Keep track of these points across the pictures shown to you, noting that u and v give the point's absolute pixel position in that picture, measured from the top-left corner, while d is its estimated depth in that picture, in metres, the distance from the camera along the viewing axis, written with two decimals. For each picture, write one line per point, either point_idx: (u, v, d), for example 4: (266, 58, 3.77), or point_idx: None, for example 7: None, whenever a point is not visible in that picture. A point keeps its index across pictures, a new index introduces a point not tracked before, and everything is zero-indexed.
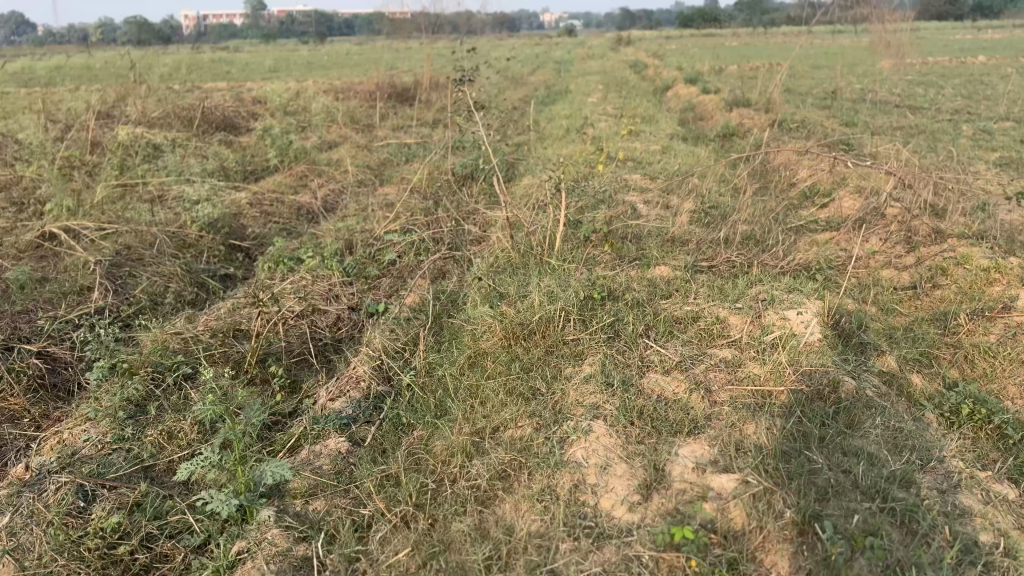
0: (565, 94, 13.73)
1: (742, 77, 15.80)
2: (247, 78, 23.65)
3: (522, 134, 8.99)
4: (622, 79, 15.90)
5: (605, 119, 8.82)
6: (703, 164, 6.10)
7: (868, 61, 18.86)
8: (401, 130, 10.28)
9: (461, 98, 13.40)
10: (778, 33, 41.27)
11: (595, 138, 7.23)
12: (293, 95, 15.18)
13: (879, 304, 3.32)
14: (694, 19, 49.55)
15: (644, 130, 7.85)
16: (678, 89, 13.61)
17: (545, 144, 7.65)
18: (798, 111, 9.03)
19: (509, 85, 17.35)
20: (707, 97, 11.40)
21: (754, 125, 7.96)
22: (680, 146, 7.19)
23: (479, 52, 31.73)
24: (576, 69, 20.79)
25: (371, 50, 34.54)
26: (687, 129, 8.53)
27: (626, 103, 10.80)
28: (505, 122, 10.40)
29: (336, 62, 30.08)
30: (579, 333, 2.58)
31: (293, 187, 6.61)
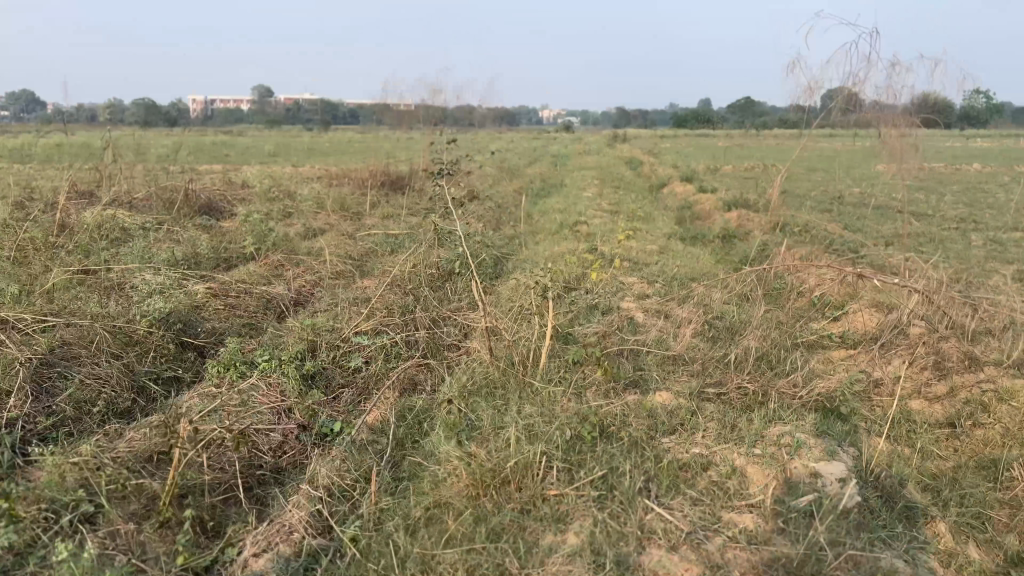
0: (561, 188, 13.57)
1: (740, 177, 15.69)
2: (245, 162, 23.74)
3: (514, 228, 8.65)
4: (619, 175, 15.84)
5: (600, 216, 8.51)
6: (703, 269, 5.72)
7: (864, 166, 18.87)
8: (389, 220, 9.96)
9: (455, 188, 13.18)
10: (771, 136, 42.15)
11: (589, 236, 6.88)
12: (287, 181, 15.02)
13: (913, 443, 2.86)
14: (690, 120, 50.59)
15: (640, 228, 7.51)
16: (675, 186, 13.42)
17: (537, 240, 7.30)
18: (799, 214, 8.77)
19: (506, 177, 17.29)
20: (705, 196, 11.15)
21: (755, 227, 7.64)
22: (678, 246, 6.84)
23: (477, 145, 32.14)
24: (573, 164, 20.87)
25: (371, 139, 34.99)
26: (685, 229, 8.21)
27: (623, 200, 10.54)
28: (498, 215, 10.13)
29: (336, 149, 30.37)
30: (562, 488, 2.07)
31: (265, 277, 6.20)
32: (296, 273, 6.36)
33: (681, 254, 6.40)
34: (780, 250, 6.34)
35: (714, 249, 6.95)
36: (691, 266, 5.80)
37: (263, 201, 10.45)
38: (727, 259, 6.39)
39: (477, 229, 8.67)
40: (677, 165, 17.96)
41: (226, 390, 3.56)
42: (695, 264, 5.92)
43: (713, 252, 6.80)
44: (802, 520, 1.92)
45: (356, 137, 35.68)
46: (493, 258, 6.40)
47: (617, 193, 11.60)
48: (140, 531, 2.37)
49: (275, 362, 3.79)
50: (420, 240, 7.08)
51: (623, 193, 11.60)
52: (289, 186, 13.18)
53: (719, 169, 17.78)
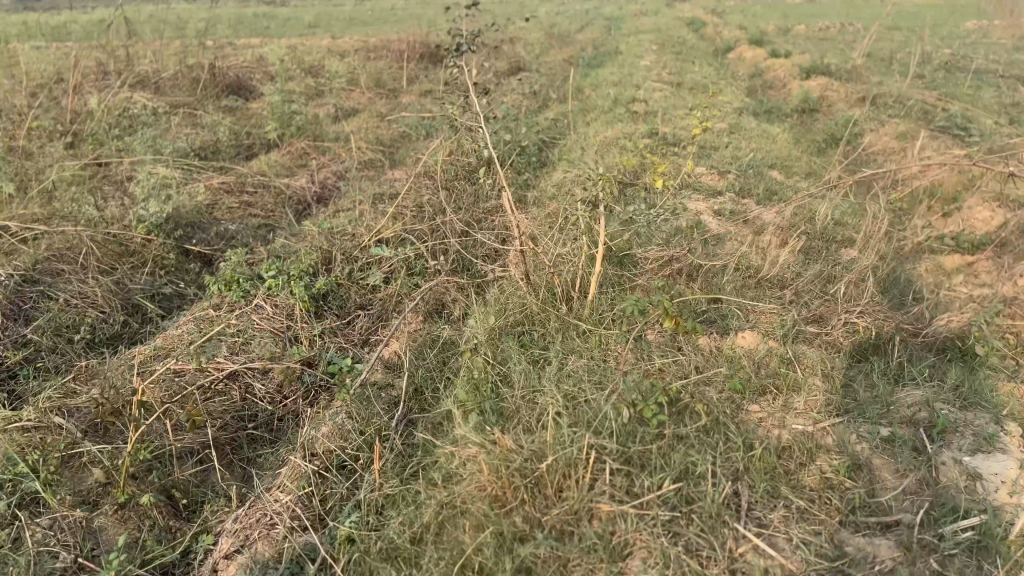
0: (616, 56, 12.49)
1: (813, 39, 14.22)
2: (286, 34, 22.73)
3: (563, 107, 7.85)
4: (680, 39, 14.51)
5: (661, 89, 7.63)
6: (781, 154, 4.97)
7: (954, 23, 17.00)
8: (428, 97, 9.19)
9: (500, 61, 12.20)
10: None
11: (648, 114, 6.10)
12: (324, 54, 14.16)
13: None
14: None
15: (704, 102, 6.66)
16: (741, 52, 12.19)
17: (588, 121, 6.54)
18: (888, 83, 7.76)
19: (557, 44, 16.07)
20: (776, 63, 10.02)
21: (836, 99, 6.72)
22: (750, 124, 6.02)
23: (527, 9, 30.30)
24: (629, 28, 19.37)
25: (416, 5, 33.29)
26: (756, 102, 7.30)
27: (684, 69, 9.53)
28: (547, 91, 9.28)
29: (380, 17, 29.03)
30: (620, 506, 1.64)
31: (288, 168, 5.65)
32: (322, 163, 5.79)
33: (753, 134, 5.61)
34: (869, 130, 5.50)
35: (790, 126, 6.11)
36: (766, 150, 5.04)
37: (293, 78, 9.73)
38: (807, 138, 5.58)
39: (523, 107, 7.90)
40: (744, 27, 16.42)
41: (224, 316, 3.07)
42: (770, 147, 5.16)
43: (790, 129, 5.97)
44: (966, 566, 1.54)
45: (399, 4, 33.92)
46: (539, 143, 5.72)
47: (677, 60, 10.53)
48: (94, 516, 1.93)
49: (283, 278, 3.27)
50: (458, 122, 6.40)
51: (683, 60, 10.54)
52: (323, 61, 12.37)
53: (789, 30, 16.20)
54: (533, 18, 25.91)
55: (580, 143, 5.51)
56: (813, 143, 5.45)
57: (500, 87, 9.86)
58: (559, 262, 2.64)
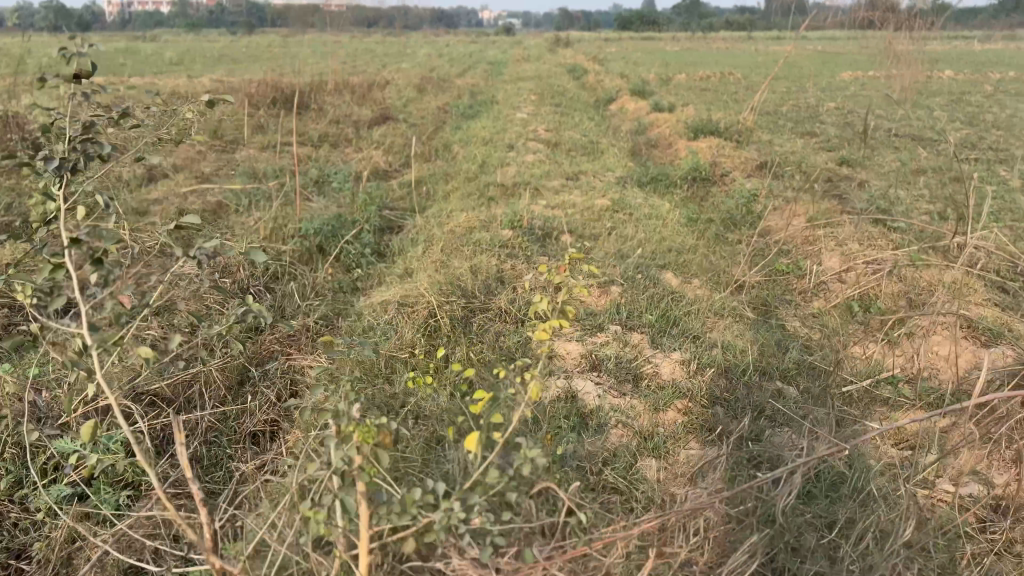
0: (493, 105, 11.68)
1: (695, 90, 13.80)
2: (141, 73, 20.97)
3: (424, 169, 6.76)
4: (561, 87, 13.89)
5: (535, 150, 6.68)
6: (675, 245, 4.04)
7: (829, 75, 17.15)
8: (270, 153, 7.93)
9: (365, 110, 11.07)
10: (719, 39, 40.17)
11: (517, 188, 5.09)
12: (169, 99, 12.71)
13: None
14: (633, 21, 47.95)
15: (582, 171, 5.73)
16: (624, 104, 11.51)
17: (447, 192, 5.47)
18: (779, 145, 7.14)
19: (434, 89, 15.19)
20: (661, 118, 9.32)
21: (731, 163, 5.93)
22: (636, 199, 5.09)
23: (407, 51, 29.50)
24: (511, 72, 18.79)
25: (292, 43, 31.92)
26: (642, 166, 6.46)
27: (564, 123, 8.66)
28: (411, 146, 8.24)
29: (251, 55, 27.56)
30: None
31: (44, 258, 4.28)
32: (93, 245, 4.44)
33: (639, 214, 4.67)
34: (772, 216, 4.68)
35: (681, 202, 5.24)
36: (656, 240, 4.10)
37: (108, 125, 8.24)
38: (704, 219, 4.70)
39: (378, 172, 6.82)
40: (626, 75, 15.94)
41: None
42: (662, 235, 4.22)
43: (681, 207, 5.09)
44: None
45: (276, 42, 32.37)
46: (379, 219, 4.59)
47: (556, 113, 9.69)
48: None
49: None
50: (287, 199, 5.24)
51: (563, 113, 9.71)
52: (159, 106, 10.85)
53: (670, 79, 15.83)
54: (413, 59, 25.05)
55: (431, 222, 4.41)
56: (711, 228, 4.57)
57: (358, 142, 8.70)
58: (315, 502, 1.48)
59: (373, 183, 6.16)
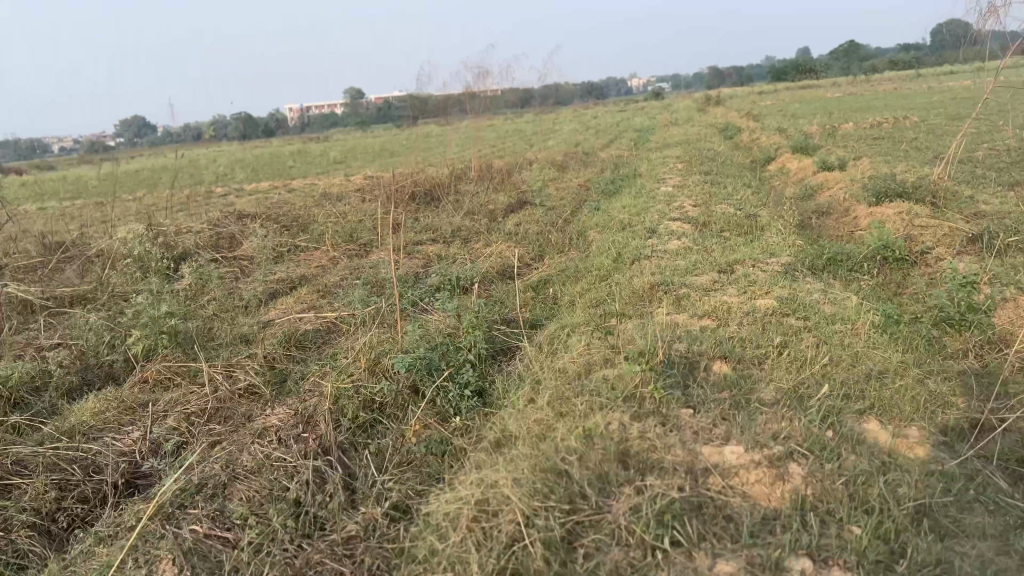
0: (637, 177, 10.90)
1: (867, 141, 12.33)
2: (303, 174, 22.09)
3: (555, 264, 6.02)
4: (712, 151, 12.90)
5: (682, 233, 5.75)
6: (872, 369, 2.98)
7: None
8: (398, 254, 7.49)
9: (502, 196, 10.59)
10: (884, 80, 37.59)
11: (657, 290, 4.19)
12: (316, 200, 12.92)
13: None
14: (788, 71, 45.89)
15: (738, 258, 4.75)
16: (784, 165, 10.32)
17: (576, 297, 4.66)
18: (987, 204, 5.83)
19: (576, 165, 14.66)
20: (830, 179, 8.10)
21: (930, 236, 4.73)
22: (810, 295, 4.05)
23: (554, 127, 29.55)
24: (658, 139, 18.01)
25: (442, 130, 32.93)
26: (813, 243, 5.37)
27: (716, 195, 7.68)
28: (546, 236, 7.58)
29: (404, 146, 28.57)
30: None
31: (130, 410, 3.87)
32: (180, 393, 3.99)
33: (817, 321, 3.63)
34: (1006, 317, 3.49)
35: (871, 296, 4.13)
36: (844, 362, 3.05)
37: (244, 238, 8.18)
38: (905, 322, 3.59)
39: (505, 273, 6.18)
40: (784, 131, 14.65)
41: None
42: (853, 353, 3.17)
43: (871, 303, 3.99)
44: None
45: (428, 131, 33.53)
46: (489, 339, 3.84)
47: (708, 182, 8.72)
48: None
49: None
50: (396, 321, 4.65)
51: (714, 182, 8.72)
52: (302, 210, 10.90)
53: (835, 131, 14.36)
54: (558, 134, 24.93)
55: (548, 340, 3.59)
56: (918, 334, 3.45)
57: (490, 235, 8.14)
58: None
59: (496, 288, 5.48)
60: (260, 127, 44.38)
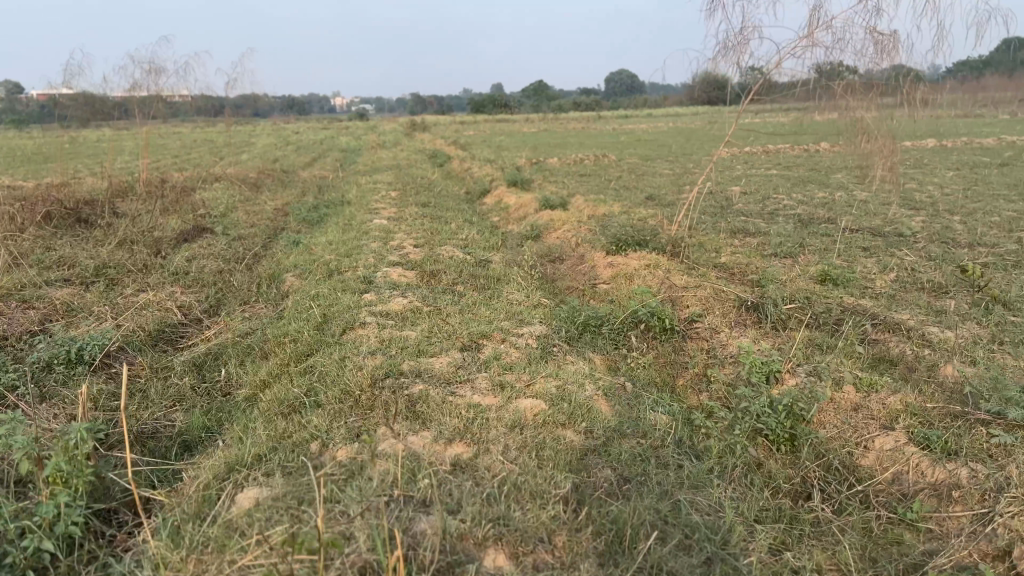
0: (344, 204, 9.54)
1: (576, 178, 12.20)
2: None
3: (234, 327, 4.46)
4: (426, 179, 11.95)
5: (404, 286, 4.52)
6: (711, 539, 1.97)
7: (707, 154, 16.21)
8: (4, 304, 5.35)
9: (175, 220, 8.59)
10: (576, 119, 40.33)
11: (378, 382, 2.88)
12: None
13: None
14: (489, 104, 47.52)
15: (482, 326, 3.62)
16: (502, 200, 9.61)
17: (257, 393, 3.20)
18: (728, 257, 5.38)
19: (275, 186, 12.89)
20: (557, 217, 7.45)
21: (696, 298, 3.99)
22: (583, 384, 3.02)
23: (250, 141, 27.01)
24: (367, 161, 16.79)
25: (117, 136, 28.66)
26: (560, 303, 4.44)
27: (437, 233, 6.59)
28: (228, 281, 5.93)
29: (67, 152, 24.21)
30: None
31: None
32: None
33: (603, 433, 2.58)
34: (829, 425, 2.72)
35: (650, 385, 3.21)
36: (669, 527, 2.00)
37: None
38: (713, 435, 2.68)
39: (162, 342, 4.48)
40: (496, 162, 14.23)
41: None
42: (674, 504, 2.14)
43: (656, 401, 3.07)
44: None
45: (100, 136, 28.99)
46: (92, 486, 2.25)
47: (426, 216, 7.63)
48: None
49: None
50: None
51: (433, 217, 7.66)
52: None
53: (544, 165, 14.23)
54: (254, 149, 22.65)
55: (193, 500, 2.10)
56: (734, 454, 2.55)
57: (150, 275, 6.25)
58: None
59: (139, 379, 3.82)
60: None
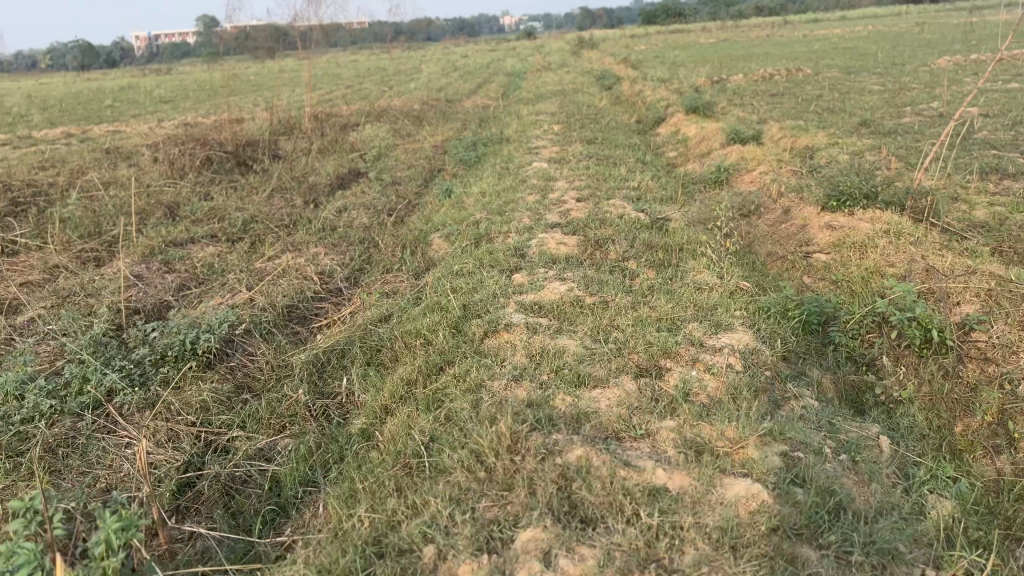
0: (505, 138, 8.78)
1: (765, 98, 10.71)
2: (115, 116, 18.54)
3: (370, 309, 3.84)
4: (594, 106, 10.93)
5: (565, 262, 3.68)
6: None
7: (922, 64, 13.89)
8: (147, 267, 5.09)
9: (330, 163, 8.20)
10: (755, 27, 37.03)
11: (521, 434, 2.09)
12: (95, 162, 10.01)
13: None
14: (660, 16, 44.73)
15: (663, 334, 2.72)
16: (679, 131, 8.45)
17: (375, 424, 2.52)
18: (989, 215, 4.10)
19: (437, 117, 12.36)
20: (749, 155, 6.28)
21: (968, 295, 2.86)
22: (815, 445, 2.09)
23: (416, 67, 26.80)
24: (532, 85, 15.88)
25: (293, 67, 29.43)
26: (764, 288, 3.44)
27: (605, 180, 5.66)
28: (374, 240, 5.37)
29: (248, 85, 25.10)
30: None
31: None
32: None
33: (864, 562, 1.67)
34: None
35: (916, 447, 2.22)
36: None
37: None
38: None
39: (294, 327, 3.96)
40: (672, 82, 12.87)
41: None
42: None
43: (927, 478, 2.09)
44: None
45: (277, 67, 29.90)
46: None
47: (593, 157, 6.69)
48: None
49: None
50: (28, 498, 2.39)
51: (600, 156, 6.72)
52: (58, 180, 8.17)
53: (725, 85, 12.67)
54: (420, 76, 22.35)
55: None
56: None
57: (296, 230, 5.83)
58: None
59: (255, 380, 3.29)
60: (95, 56, 39.27)
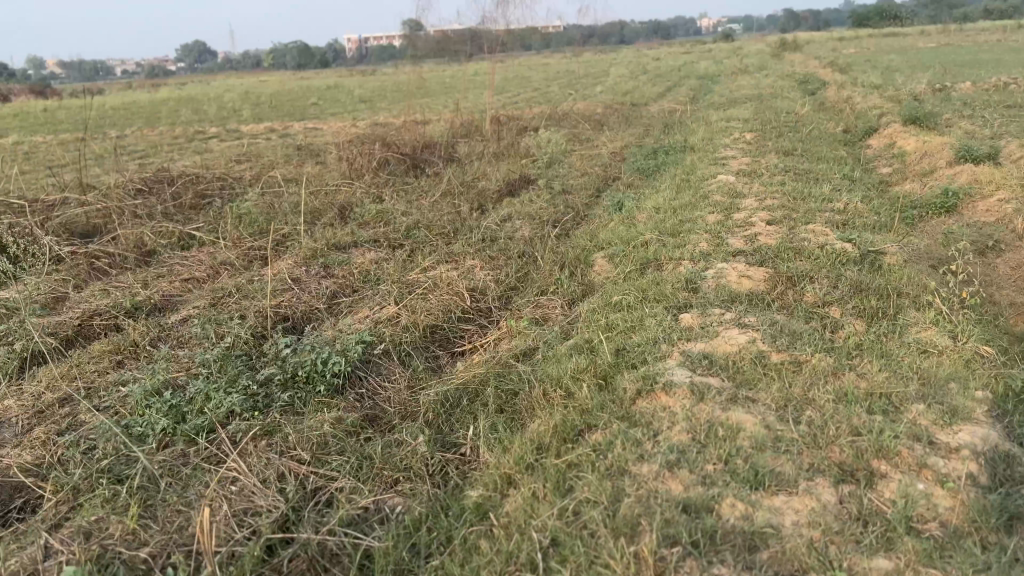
0: (689, 146, 8.12)
1: (1002, 110, 9.25)
2: (316, 115, 19.58)
3: (517, 339, 3.42)
4: (793, 113, 9.96)
5: (748, 303, 3.07)
6: None
7: None
8: (305, 271, 5.00)
9: (503, 167, 7.93)
10: (983, 29, 33.36)
11: (670, 561, 1.57)
12: (285, 159, 10.42)
13: None
14: (870, 18, 41.45)
15: (874, 420, 2.08)
16: (893, 145, 7.40)
17: (493, 499, 2.08)
18: None
19: (620, 122, 11.84)
20: (985, 177, 5.27)
21: None
22: None
23: (604, 70, 26.38)
24: (725, 90, 14.96)
25: (484, 69, 29.99)
26: (1013, 358, 2.66)
27: (802, 200, 4.91)
28: (536, 256, 4.97)
29: (439, 87, 25.81)
30: None
31: None
32: None
33: None
34: None
35: None
36: None
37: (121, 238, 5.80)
38: None
39: (439, 352, 3.62)
40: (885, 89, 11.55)
41: None
42: None
43: None
44: None
45: (469, 70, 30.58)
46: None
47: (790, 172, 5.90)
48: None
49: None
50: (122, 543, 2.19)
51: (798, 171, 5.91)
52: (246, 175, 8.47)
53: (951, 94, 11.16)
54: (607, 80, 21.90)
55: None
56: None
57: (457, 238, 5.55)
58: None
59: (382, 412, 2.95)
60: (308, 57, 42.18)
